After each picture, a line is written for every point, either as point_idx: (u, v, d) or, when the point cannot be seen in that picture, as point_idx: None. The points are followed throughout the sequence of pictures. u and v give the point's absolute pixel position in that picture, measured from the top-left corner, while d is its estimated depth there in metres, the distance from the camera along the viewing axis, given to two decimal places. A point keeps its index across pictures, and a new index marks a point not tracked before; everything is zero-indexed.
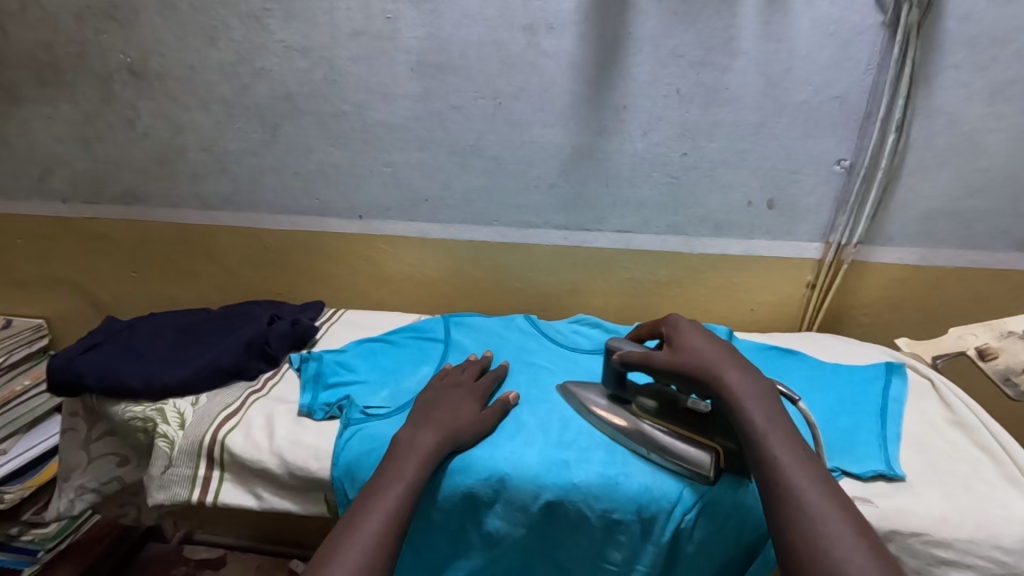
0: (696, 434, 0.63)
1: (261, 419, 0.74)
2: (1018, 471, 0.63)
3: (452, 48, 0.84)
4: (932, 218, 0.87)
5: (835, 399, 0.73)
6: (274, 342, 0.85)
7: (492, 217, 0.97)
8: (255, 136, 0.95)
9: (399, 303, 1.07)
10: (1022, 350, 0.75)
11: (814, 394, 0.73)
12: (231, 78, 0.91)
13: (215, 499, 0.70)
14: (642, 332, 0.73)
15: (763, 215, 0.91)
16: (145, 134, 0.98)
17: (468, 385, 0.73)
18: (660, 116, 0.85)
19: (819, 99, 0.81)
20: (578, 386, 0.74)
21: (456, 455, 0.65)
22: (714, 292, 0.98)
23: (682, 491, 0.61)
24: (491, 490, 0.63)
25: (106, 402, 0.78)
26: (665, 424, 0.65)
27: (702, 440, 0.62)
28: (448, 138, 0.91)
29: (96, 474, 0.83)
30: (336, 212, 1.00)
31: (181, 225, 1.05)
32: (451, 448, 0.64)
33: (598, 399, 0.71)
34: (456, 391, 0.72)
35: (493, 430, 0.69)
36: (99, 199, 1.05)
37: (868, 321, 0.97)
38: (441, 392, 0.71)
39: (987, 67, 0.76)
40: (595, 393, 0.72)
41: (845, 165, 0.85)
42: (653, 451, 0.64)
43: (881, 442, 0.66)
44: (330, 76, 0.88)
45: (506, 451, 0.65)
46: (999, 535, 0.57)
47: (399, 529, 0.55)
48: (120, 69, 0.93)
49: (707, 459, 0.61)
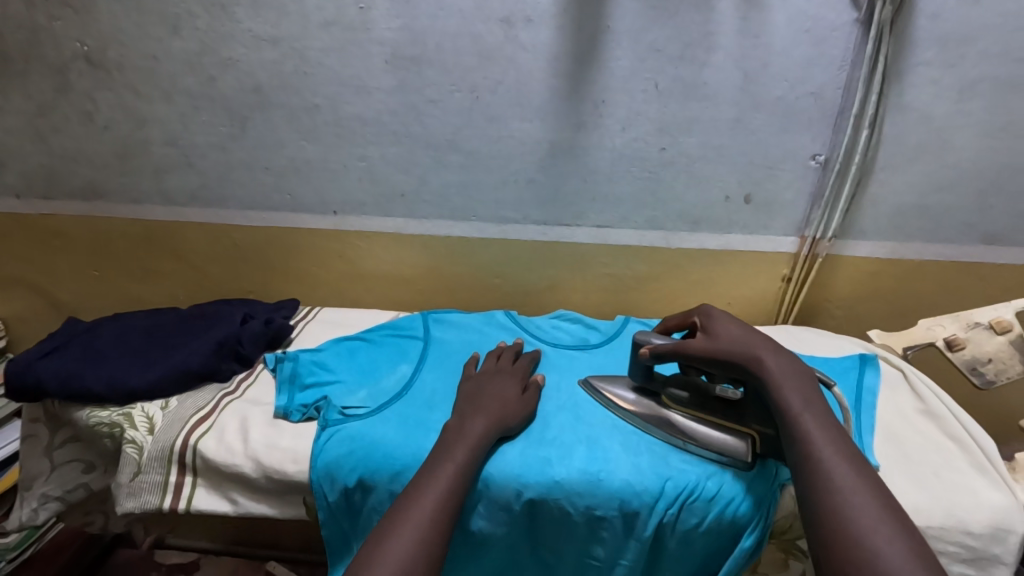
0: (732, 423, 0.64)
1: (235, 422, 0.72)
2: (985, 459, 0.65)
3: (427, 41, 0.82)
4: (903, 213, 0.89)
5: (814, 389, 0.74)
6: (247, 342, 0.83)
7: (470, 213, 0.95)
8: (223, 130, 0.92)
9: (377, 301, 1.06)
10: (986, 340, 0.78)
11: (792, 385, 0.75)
12: (196, 69, 0.87)
13: (189, 506, 0.68)
14: (671, 324, 0.73)
15: (740, 210, 0.92)
16: (105, 127, 0.93)
17: (507, 369, 0.75)
18: (638, 112, 0.84)
19: (795, 94, 0.82)
20: (601, 380, 0.75)
21: (507, 441, 0.66)
22: (692, 286, 0.99)
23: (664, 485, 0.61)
24: (476, 491, 0.62)
25: (70, 407, 0.75)
26: (694, 414, 0.66)
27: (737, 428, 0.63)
28: (425, 132, 0.89)
29: (62, 481, 0.79)
30: (310, 208, 0.97)
31: (146, 221, 1.01)
32: (502, 433, 0.65)
33: (627, 394, 0.71)
34: (497, 376, 0.73)
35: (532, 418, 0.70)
36: (57, 195, 1.01)
37: (840, 313, 1.00)
38: (483, 380, 0.72)
39: (956, 64, 0.78)
40: (625, 386, 0.72)
41: (820, 160, 0.86)
42: (689, 441, 0.65)
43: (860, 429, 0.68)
44: (302, 68, 0.85)
45: (490, 450, 0.63)
46: (969, 521, 0.59)
47: (451, 508, 0.55)
48: (76, 58, 0.88)
49: (745, 447, 0.62)
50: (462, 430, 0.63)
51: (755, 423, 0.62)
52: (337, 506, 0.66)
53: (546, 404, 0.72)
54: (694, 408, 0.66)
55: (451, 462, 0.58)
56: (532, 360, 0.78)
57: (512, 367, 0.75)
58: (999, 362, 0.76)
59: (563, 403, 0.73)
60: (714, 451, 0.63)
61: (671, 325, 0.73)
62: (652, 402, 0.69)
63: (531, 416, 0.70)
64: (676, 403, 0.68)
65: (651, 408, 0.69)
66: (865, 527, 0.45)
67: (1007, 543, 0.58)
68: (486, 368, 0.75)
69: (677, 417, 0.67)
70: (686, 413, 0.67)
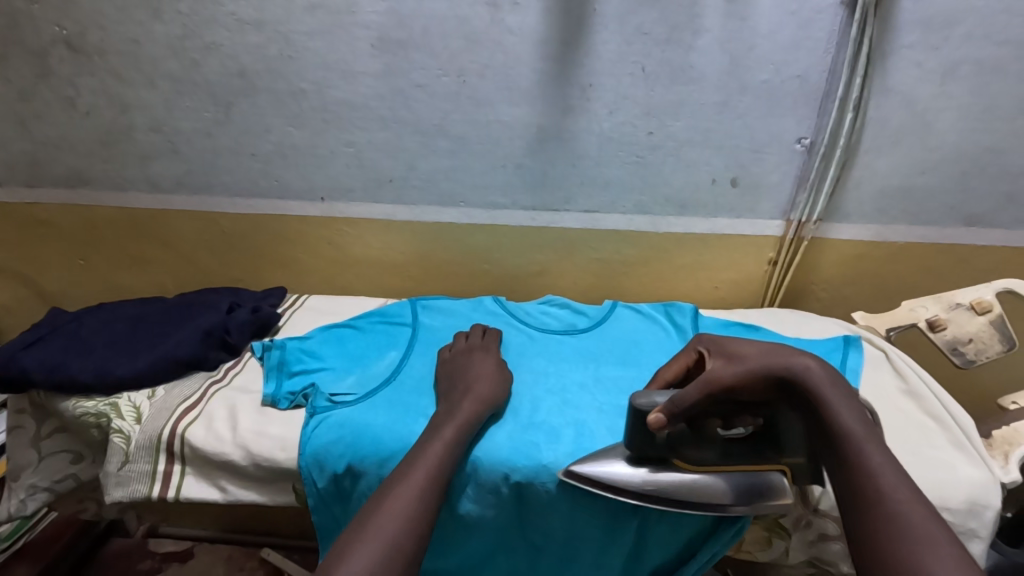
0: (758, 463, 0.59)
1: (223, 410, 0.72)
2: (963, 437, 0.66)
3: (412, 24, 0.81)
4: (888, 195, 0.90)
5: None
6: (235, 331, 0.83)
7: (458, 199, 0.95)
8: (207, 115, 0.91)
9: (366, 288, 1.06)
10: (967, 321, 0.79)
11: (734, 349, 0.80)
12: (178, 53, 0.86)
13: (178, 494, 0.69)
14: (668, 375, 0.65)
15: (726, 194, 0.92)
16: (87, 113, 0.92)
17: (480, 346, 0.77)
18: (626, 95, 0.84)
19: (782, 77, 0.82)
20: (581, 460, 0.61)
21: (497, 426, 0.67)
22: (681, 270, 0.99)
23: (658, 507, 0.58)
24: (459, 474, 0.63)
25: (55, 398, 0.74)
26: (716, 470, 0.59)
27: (766, 466, 0.59)
28: (411, 117, 0.88)
29: (50, 472, 0.78)
30: (296, 194, 0.97)
31: (131, 209, 1.00)
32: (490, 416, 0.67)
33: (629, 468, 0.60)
34: (481, 356, 0.75)
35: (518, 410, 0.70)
36: (40, 182, 0.99)
37: (826, 296, 1.01)
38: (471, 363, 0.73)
39: (940, 46, 0.78)
40: (618, 459, 0.61)
41: (806, 144, 0.87)
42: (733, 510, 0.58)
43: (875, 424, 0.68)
44: (286, 52, 0.84)
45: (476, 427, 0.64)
46: (947, 497, 0.60)
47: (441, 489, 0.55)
48: (55, 43, 0.86)
49: (784, 484, 0.59)
50: (453, 415, 0.63)
51: (787, 454, 0.59)
52: (326, 491, 0.66)
53: (535, 390, 0.73)
54: (716, 465, 0.59)
55: (442, 444, 0.59)
56: (498, 336, 0.81)
57: (472, 348, 0.77)
58: (979, 342, 0.78)
59: (551, 387, 0.73)
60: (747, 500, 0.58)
61: (670, 377, 0.65)
62: (664, 469, 0.59)
63: (516, 403, 0.70)
64: (694, 466, 0.59)
65: (667, 478, 0.59)
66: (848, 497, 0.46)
67: (983, 518, 0.60)
68: (463, 344, 0.78)
69: (700, 476, 0.59)
70: (708, 471, 0.59)
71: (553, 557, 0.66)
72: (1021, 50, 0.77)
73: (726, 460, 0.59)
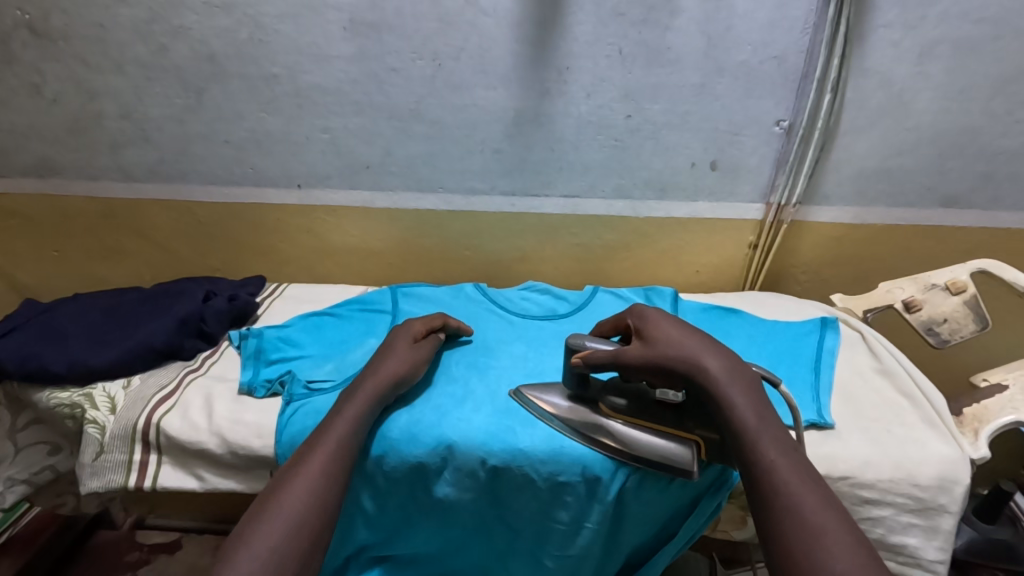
0: (675, 428, 0.60)
1: (199, 399, 0.71)
2: (935, 414, 0.67)
3: (384, 6, 0.79)
4: (866, 176, 0.90)
5: (748, 337, 0.78)
6: (210, 319, 0.82)
7: (436, 184, 0.94)
8: (178, 102, 0.89)
9: (347, 275, 1.05)
10: (942, 301, 0.80)
11: (714, 333, 0.80)
12: (147, 38, 0.84)
13: (155, 484, 0.69)
14: (605, 329, 0.68)
15: (706, 177, 0.92)
16: (55, 101, 0.90)
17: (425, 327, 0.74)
18: (603, 78, 0.83)
19: (759, 58, 0.81)
20: (533, 389, 0.68)
21: (474, 410, 0.67)
22: (662, 255, 0.99)
23: (593, 453, 0.62)
24: (393, 440, 0.64)
25: (28, 389, 0.73)
26: (628, 421, 0.62)
27: (680, 433, 0.60)
28: (388, 102, 0.87)
29: (28, 463, 0.78)
30: (272, 181, 0.95)
31: (104, 199, 0.99)
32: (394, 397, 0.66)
33: (560, 402, 0.65)
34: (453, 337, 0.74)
35: (490, 396, 0.69)
36: (10, 172, 0.97)
37: (806, 279, 1.01)
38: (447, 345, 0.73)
39: (917, 26, 0.78)
40: (557, 395, 0.66)
41: (785, 126, 0.87)
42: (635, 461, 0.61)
43: (778, 408, 0.67)
44: (256, 35, 0.83)
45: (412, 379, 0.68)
46: (917, 474, 0.61)
47: None
48: (17, 27, 0.84)
49: (689, 453, 0.59)
50: None
51: (700, 428, 0.59)
52: None
53: (511, 376, 0.73)
54: (637, 417, 0.62)
55: None
56: (460, 330, 0.78)
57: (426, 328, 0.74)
58: (954, 321, 0.79)
59: (530, 371, 0.73)
60: (660, 459, 0.59)
61: (606, 331, 0.68)
62: (588, 410, 0.64)
63: (495, 389, 0.70)
64: (616, 413, 0.63)
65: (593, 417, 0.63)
66: (814, 477, 0.46)
67: (953, 493, 0.61)
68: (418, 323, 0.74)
69: (616, 426, 0.62)
70: (628, 422, 0.62)
71: (532, 540, 0.66)
72: (996, 29, 0.77)
73: (646, 416, 0.62)
